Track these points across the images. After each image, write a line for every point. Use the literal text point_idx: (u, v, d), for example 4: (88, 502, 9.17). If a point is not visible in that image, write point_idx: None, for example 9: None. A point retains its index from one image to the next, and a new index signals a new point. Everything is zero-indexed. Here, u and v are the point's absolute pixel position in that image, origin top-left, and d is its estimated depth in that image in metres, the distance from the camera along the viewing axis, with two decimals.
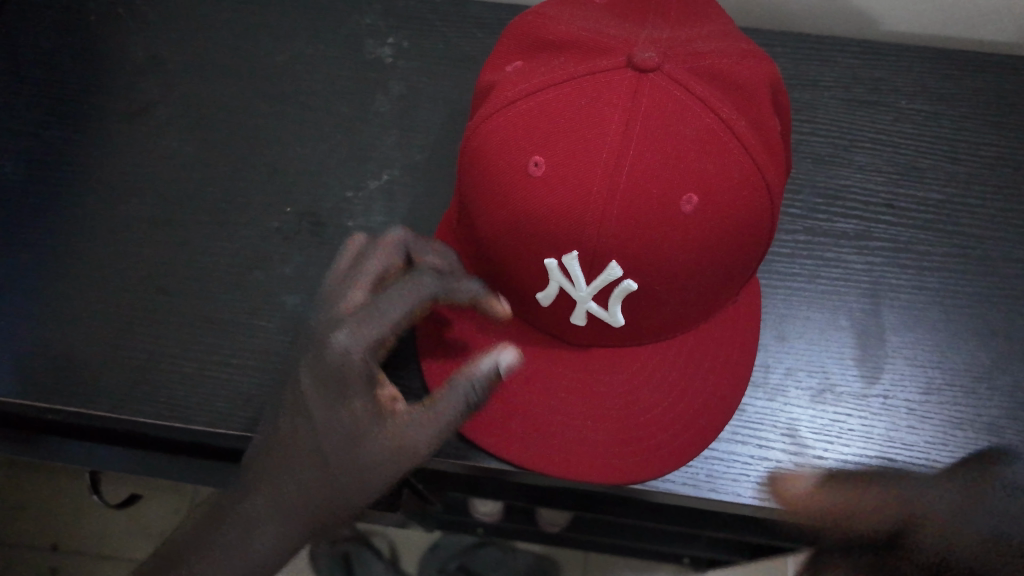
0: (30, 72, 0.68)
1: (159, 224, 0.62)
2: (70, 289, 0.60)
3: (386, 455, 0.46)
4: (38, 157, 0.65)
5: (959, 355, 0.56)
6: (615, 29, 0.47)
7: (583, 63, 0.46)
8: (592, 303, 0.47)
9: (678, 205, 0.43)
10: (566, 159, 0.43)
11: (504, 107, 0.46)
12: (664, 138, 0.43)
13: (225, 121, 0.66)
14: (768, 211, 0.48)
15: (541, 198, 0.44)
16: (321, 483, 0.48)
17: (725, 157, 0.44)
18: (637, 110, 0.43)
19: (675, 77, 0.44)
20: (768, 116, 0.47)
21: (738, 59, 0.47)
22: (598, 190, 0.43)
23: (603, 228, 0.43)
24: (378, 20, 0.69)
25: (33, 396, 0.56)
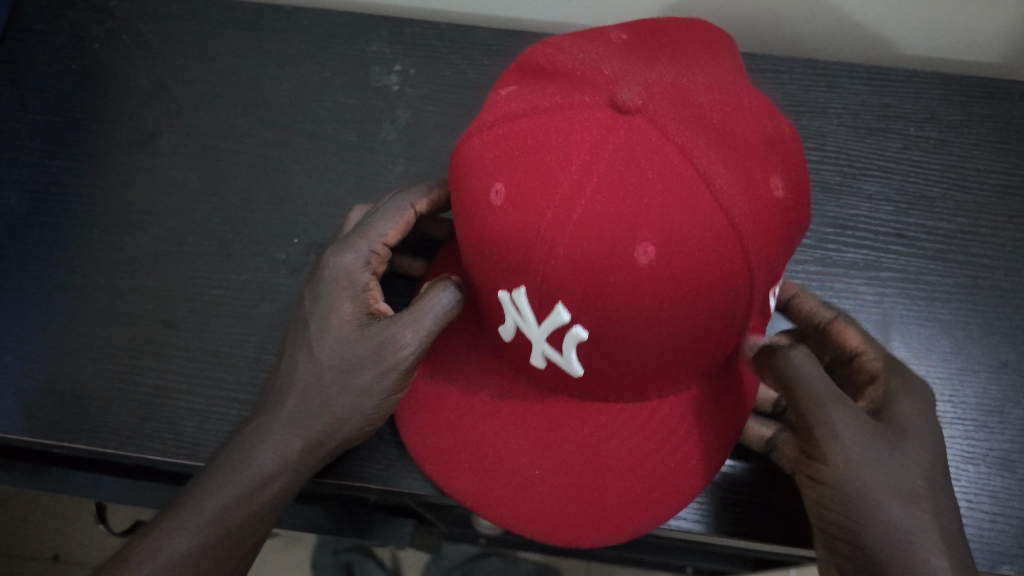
0: (33, 101, 0.68)
1: (167, 255, 0.62)
2: (76, 324, 0.59)
3: (373, 350, 0.48)
4: (43, 188, 0.65)
5: (971, 389, 0.56)
6: (608, 65, 0.42)
7: (563, 96, 0.42)
8: (546, 345, 0.43)
9: (631, 254, 0.38)
10: (523, 188, 0.40)
11: (485, 133, 0.44)
12: (625, 181, 0.38)
13: (229, 150, 0.65)
14: (755, 280, 0.41)
15: (499, 226, 0.41)
16: (311, 393, 0.48)
17: (692, 211, 0.38)
18: (603, 150, 0.39)
19: (657, 119, 0.39)
20: (764, 176, 0.41)
21: (735, 112, 0.41)
22: (550, 226, 0.39)
23: (548, 265, 0.40)
24: (384, 47, 0.68)
25: (40, 434, 0.55)
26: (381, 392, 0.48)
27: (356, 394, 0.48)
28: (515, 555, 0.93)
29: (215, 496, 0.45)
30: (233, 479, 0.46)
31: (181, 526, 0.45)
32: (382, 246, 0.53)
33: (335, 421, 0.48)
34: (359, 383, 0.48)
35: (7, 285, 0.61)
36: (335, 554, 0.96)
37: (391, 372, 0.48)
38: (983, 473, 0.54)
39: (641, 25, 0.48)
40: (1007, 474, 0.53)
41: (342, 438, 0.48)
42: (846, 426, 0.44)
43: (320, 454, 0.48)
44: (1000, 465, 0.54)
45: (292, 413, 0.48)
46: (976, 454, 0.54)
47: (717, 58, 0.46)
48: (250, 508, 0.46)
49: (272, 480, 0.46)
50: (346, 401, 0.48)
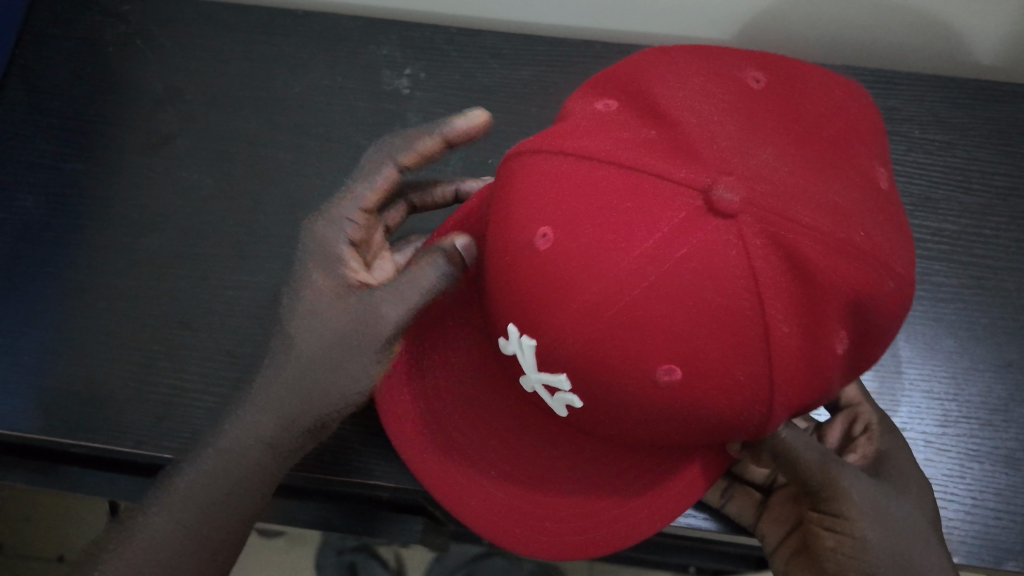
0: (48, 105, 0.69)
1: (182, 257, 0.62)
2: (92, 325, 0.60)
3: (354, 325, 0.46)
4: (58, 191, 0.66)
5: (975, 388, 0.57)
6: (730, 131, 0.34)
7: (651, 155, 0.35)
8: (539, 389, 0.42)
9: (650, 371, 0.35)
10: (572, 254, 0.35)
11: (555, 156, 0.38)
12: (679, 295, 0.33)
13: (242, 153, 0.66)
14: (778, 419, 0.37)
15: (533, 274, 0.37)
16: (295, 372, 0.46)
17: (736, 352, 0.34)
18: (670, 251, 0.33)
19: (744, 237, 0.33)
20: (833, 331, 0.35)
21: (850, 261, 0.34)
22: (583, 308, 0.35)
23: (563, 338, 0.36)
24: (394, 51, 0.69)
25: (58, 433, 0.56)
26: (373, 368, 0.46)
27: (345, 373, 0.46)
28: (518, 555, 0.93)
29: (204, 482, 0.45)
30: (223, 468, 0.46)
31: (167, 514, 0.45)
32: (360, 211, 0.50)
33: (326, 403, 0.46)
34: (344, 362, 0.46)
35: (25, 287, 0.62)
36: (340, 554, 0.96)
37: (374, 345, 0.46)
38: (988, 471, 0.54)
39: (786, 69, 0.39)
40: (1012, 472, 0.54)
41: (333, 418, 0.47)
42: (854, 485, 0.46)
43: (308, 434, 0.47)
44: (1005, 463, 0.54)
45: (279, 398, 0.46)
46: (980, 453, 0.55)
47: (866, 146, 0.37)
48: (237, 490, 0.46)
49: (256, 467, 0.46)
50: (335, 381, 0.46)
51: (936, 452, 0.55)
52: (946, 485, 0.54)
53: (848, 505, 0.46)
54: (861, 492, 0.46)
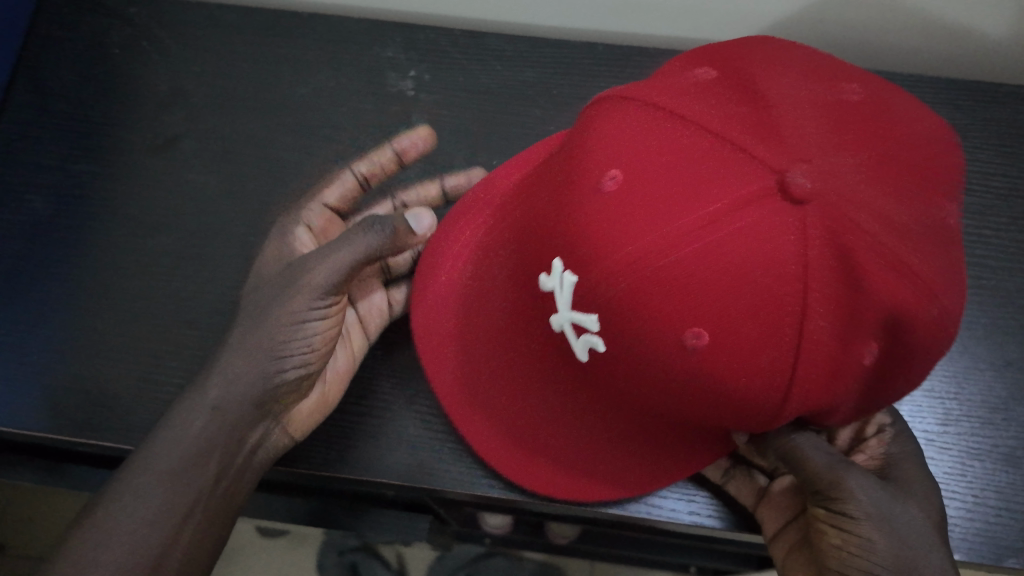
0: (54, 106, 0.69)
1: (188, 258, 0.63)
2: (99, 325, 0.60)
3: (290, 285, 0.51)
4: (65, 192, 0.66)
5: (976, 387, 0.57)
6: (816, 129, 0.35)
7: (736, 130, 0.35)
8: (568, 327, 0.40)
9: (682, 333, 0.35)
10: (636, 204, 0.35)
11: (643, 110, 0.38)
12: (732, 262, 0.33)
13: (249, 155, 0.67)
14: (791, 411, 0.38)
15: (589, 214, 0.36)
16: (242, 337, 0.51)
17: (769, 338, 0.34)
18: (730, 219, 0.33)
19: (806, 225, 0.33)
20: (864, 343, 0.36)
21: (899, 281, 0.34)
22: (632, 257, 0.35)
23: (606, 280, 0.36)
24: (399, 53, 0.70)
25: (66, 432, 0.57)
26: (314, 319, 0.52)
27: (288, 325, 0.51)
28: (519, 554, 0.94)
29: (167, 457, 0.47)
30: (191, 429, 0.48)
31: (133, 483, 0.47)
32: (323, 206, 0.60)
33: (276, 355, 0.51)
34: (282, 319, 0.50)
35: (32, 287, 0.62)
36: (341, 553, 0.97)
37: (302, 296, 0.51)
38: (989, 468, 0.55)
39: (878, 92, 0.39)
40: (1012, 469, 0.55)
41: (288, 372, 0.51)
42: (862, 487, 0.46)
43: (266, 390, 0.51)
44: (1005, 461, 0.55)
45: (230, 356, 0.50)
46: (981, 450, 0.55)
47: (939, 185, 0.37)
48: (190, 462, 0.48)
49: (210, 440, 0.48)
50: (280, 334, 0.50)
51: (936, 450, 0.56)
52: (947, 483, 0.55)
53: (857, 505, 0.45)
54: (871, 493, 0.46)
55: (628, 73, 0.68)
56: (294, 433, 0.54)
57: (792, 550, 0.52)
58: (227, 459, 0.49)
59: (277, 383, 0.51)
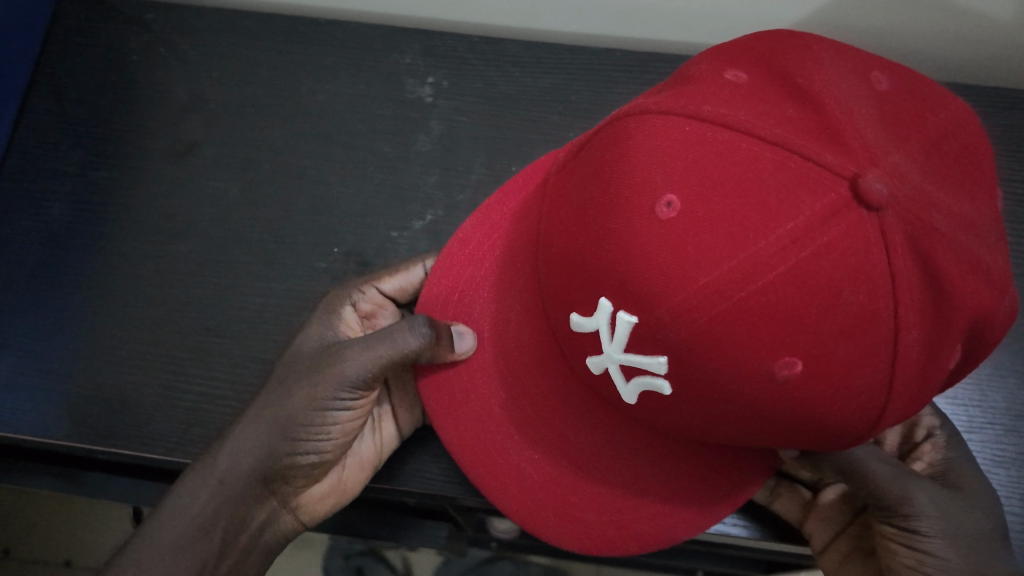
0: (73, 113, 0.69)
1: (208, 264, 0.63)
2: (120, 332, 0.60)
3: (319, 372, 0.49)
4: (85, 197, 0.66)
5: (1000, 394, 0.57)
6: (874, 129, 0.32)
7: (796, 136, 0.31)
8: (617, 367, 0.36)
9: (771, 368, 0.31)
10: (704, 231, 0.31)
11: (688, 121, 0.33)
12: (823, 284, 0.30)
13: (268, 161, 0.67)
14: (878, 430, 0.35)
15: (646, 248, 0.32)
16: (265, 416, 0.50)
17: (866, 360, 0.31)
18: (818, 237, 0.30)
19: (887, 231, 0.30)
20: (951, 349, 0.33)
21: (977, 283, 0.32)
22: (706, 291, 0.31)
23: (677, 317, 0.32)
24: (417, 59, 0.70)
25: (88, 440, 0.56)
26: (339, 412, 0.50)
27: (309, 414, 0.49)
28: (524, 558, 0.93)
29: (172, 526, 0.48)
30: (196, 501, 0.48)
31: (141, 548, 0.47)
32: (378, 292, 0.57)
33: (294, 440, 0.50)
34: (310, 407, 0.49)
35: (52, 293, 0.62)
36: (347, 558, 0.96)
37: (329, 385, 0.49)
38: (1014, 476, 0.55)
39: (909, 76, 0.36)
40: None
41: (303, 459, 0.51)
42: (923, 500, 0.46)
43: (276, 472, 0.50)
44: None
45: (246, 432, 0.49)
46: (1006, 458, 0.55)
47: (988, 171, 0.36)
48: (194, 533, 0.48)
49: (216, 517, 0.48)
50: (301, 423, 0.49)
51: None
52: None
53: (927, 523, 0.46)
54: (933, 506, 0.46)
55: (646, 79, 0.68)
56: (301, 516, 0.54)
57: (847, 560, 0.53)
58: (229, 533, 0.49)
59: (291, 468, 0.51)
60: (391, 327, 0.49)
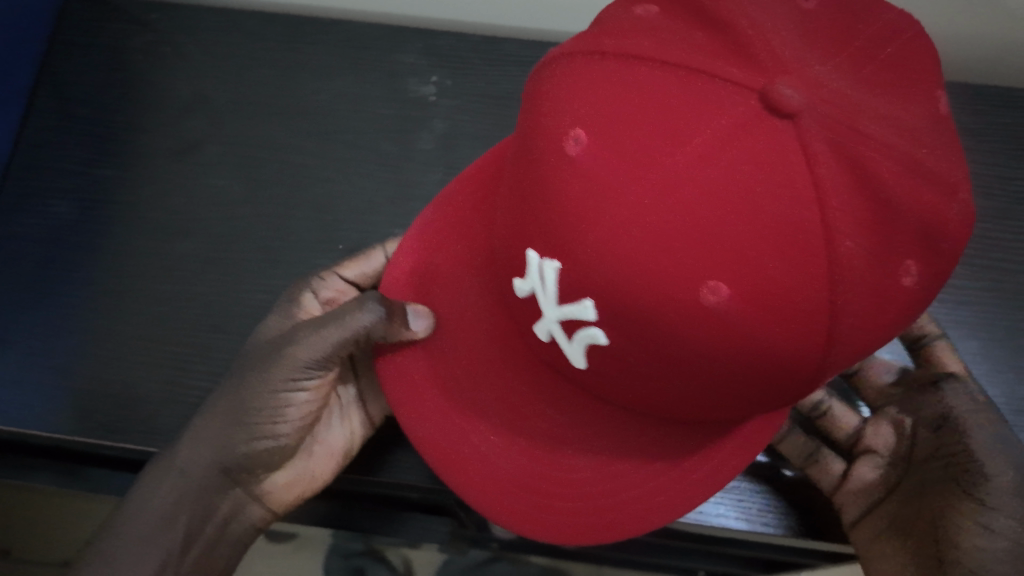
0: (78, 112, 0.70)
1: (212, 261, 0.63)
2: (124, 328, 0.61)
3: (269, 359, 0.51)
4: (90, 196, 0.67)
5: (998, 390, 0.58)
6: (790, 49, 0.31)
7: (708, 60, 0.31)
8: (557, 325, 0.36)
9: (696, 293, 0.30)
10: (611, 158, 0.30)
11: (602, 61, 0.33)
12: (745, 198, 0.28)
13: (272, 160, 0.67)
14: (840, 359, 0.33)
15: (562, 187, 0.32)
16: (221, 403, 0.52)
17: (802, 275, 0.29)
18: (728, 150, 0.29)
19: (807, 139, 0.29)
20: (905, 259, 0.31)
21: (922, 183, 0.30)
22: (620, 217, 0.30)
23: (596, 256, 0.31)
24: (419, 59, 0.70)
25: (93, 435, 0.57)
26: (295, 393, 0.52)
27: (266, 398, 0.51)
28: (523, 558, 0.92)
29: (137, 517, 0.50)
30: (157, 493, 0.51)
31: (110, 539, 0.50)
32: (341, 279, 0.58)
33: (250, 426, 0.52)
34: (260, 391, 0.51)
35: (57, 290, 0.63)
36: (346, 558, 0.95)
37: (277, 370, 0.51)
38: None
39: None
40: None
41: (263, 445, 0.52)
42: None
43: (238, 459, 0.52)
44: None
45: (205, 422, 0.52)
46: None
47: (936, 78, 0.34)
48: (157, 524, 0.50)
49: (179, 506, 0.51)
50: (258, 408, 0.51)
51: None
52: None
53: None
54: None
55: None
56: (272, 507, 0.56)
57: (878, 538, 0.53)
58: (195, 522, 0.51)
59: (252, 454, 0.52)
60: (343, 309, 0.49)
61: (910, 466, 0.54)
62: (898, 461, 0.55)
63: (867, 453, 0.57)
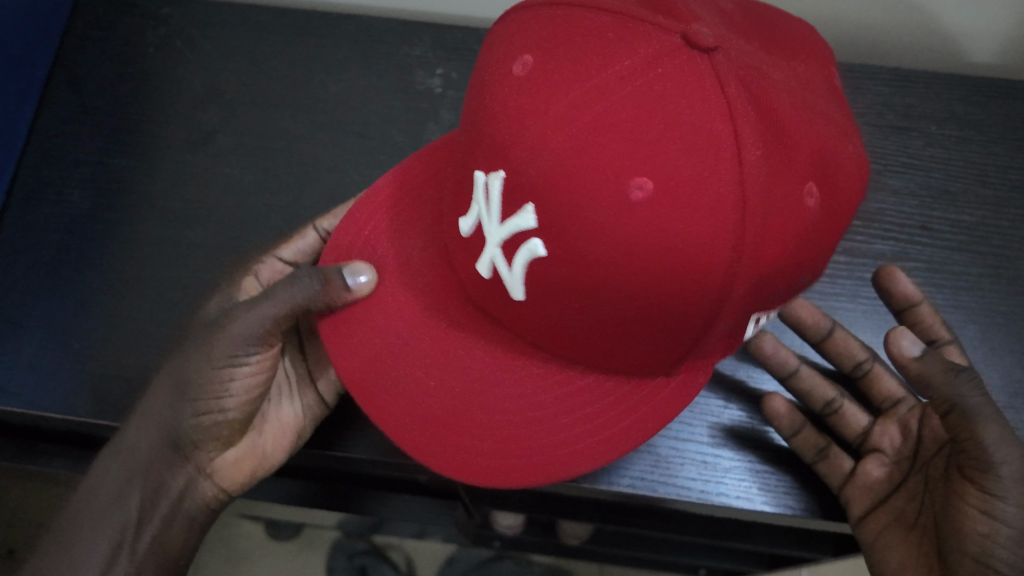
0: (92, 104, 0.71)
1: (224, 248, 0.65)
2: (138, 313, 0.62)
3: (212, 332, 0.53)
4: (103, 185, 0.68)
5: (997, 372, 0.59)
6: (704, 9, 0.39)
7: (633, 8, 0.38)
8: (501, 251, 0.41)
9: (621, 188, 0.35)
10: (551, 73, 0.36)
11: (548, 10, 0.40)
12: (660, 106, 0.34)
13: (282, 149, 0.69)
14: (743, 277, 0.36)
15: (506, 101, 0.38)
16: (168, 375, 0.53)
17: (711, 175, 0.34)
18: (651, 66, 0.35)
19: (719, 68, 0.35)
20: (800, 180, 0.36)
21: (816, 120, 0.38)
22: (556, 118, 0.36)
23: (530, 160, 0.36)
24: (427, 52, 0.72)
25: (108, 415, 0.58)
26: (237, 368, 0.53)
27: (207, 373, 0.52)
28: (528, 558, 0.93)
29: (91, 495, 0.53)
30: (109, 471, 0.53)
31: (66, 520, 0.53)
32: (279, 260, 0.62)
33: (194, 399, 0.53)
34: (202, 364, 0.52)
35: (72, 277, 0.64)
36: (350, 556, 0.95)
37: (217, 345, 0.52)
38: None
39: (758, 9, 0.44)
40: None
41: (210, 419, 0.54)
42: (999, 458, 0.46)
43: (187, 433, 0.54)
44: None
45: (156, 394, 0.54)
46: None
47: (821, 60, 0.43)
48: (111, 499, 0.52)
49: (130, 484, 0.53)
50: (201, 384, 0.52)
51: None
52: None
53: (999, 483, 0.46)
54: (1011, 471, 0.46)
55: None
56: (222, 483, 0.57)
57: (885, 530, 0.54)
58: (147, 500, 0.53)
59: (201, 427, 0.54)
60: (282, 283, 0.51)
61: (916, 464, 0.56)
62: (904, 459, 0.57)
63: (873, 452, 0.58)
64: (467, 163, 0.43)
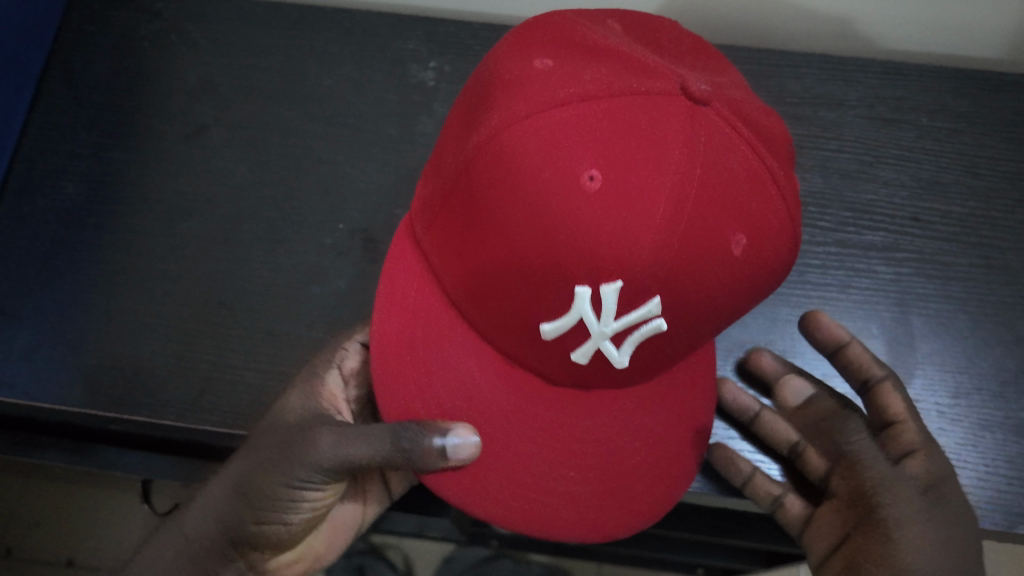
0: (87, 97, 0.71)
1: (217, 242, 0.65)
2: (132, 306, 0.62)
3: (286, 449, 0.51)
4: (97, 178, 0.68)
5: (986, 362, 0.59)
6: (655, 57, 0.44)
7: (634, 82, 0.41)
8: (607, 341, 0.42)
9: (728, 246, 0.41)
10: (628, 179, 0.38)
11: (548, 107, 0.40)
12: (723, 169, 0.40)
13: (276, 143, 0.69)
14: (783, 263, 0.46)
15: (583, 219, 0.39)
16: (238, 482, 0.52)
17: (768, 199, 0.42)
18: (699, 137, 0.40)
19: (722, 117, 0.41)
20: (788, 166, 0.46)
21: (770, 116, 0.46)
22: (658, 215, 0.39)
23: (643, 263, 0.39)
24: (420, 45, 0.72)
25: (102, 406, 0.58)
26: (311, 487, 0.52)
27: (280, 489, 0.52)
28: (525, 557, 0.93)
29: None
30: (164, 557, 0.54)
31: None
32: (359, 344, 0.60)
33: (263, 509, 0.53)
34: (280, 482, 0.51)
35: (65, 269, 0.64)
36: (348, 556, 0.95)
37: (297, 464, 0.51)
38: (999, 439, 0.56)
39: (644, 22, 0.49)
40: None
41: (275, 526, 0.54)
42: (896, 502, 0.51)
43: (250, 535, 0.54)
44: (1016, 432, 0.57)
45: (223, 494, 0.53)
46: (992, 422, 0.57)
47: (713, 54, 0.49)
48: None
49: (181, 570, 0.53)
50: (276, 498, 0.52)
51: (949, 421, 0.57)
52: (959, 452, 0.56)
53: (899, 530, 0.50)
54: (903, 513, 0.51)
55: None
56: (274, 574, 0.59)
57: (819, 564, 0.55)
58: None
59: (271, 529, 0.54)
60: (377, 431, 0.49)
61: None
62: None
63: None
64: (495, 240, 0.42)
